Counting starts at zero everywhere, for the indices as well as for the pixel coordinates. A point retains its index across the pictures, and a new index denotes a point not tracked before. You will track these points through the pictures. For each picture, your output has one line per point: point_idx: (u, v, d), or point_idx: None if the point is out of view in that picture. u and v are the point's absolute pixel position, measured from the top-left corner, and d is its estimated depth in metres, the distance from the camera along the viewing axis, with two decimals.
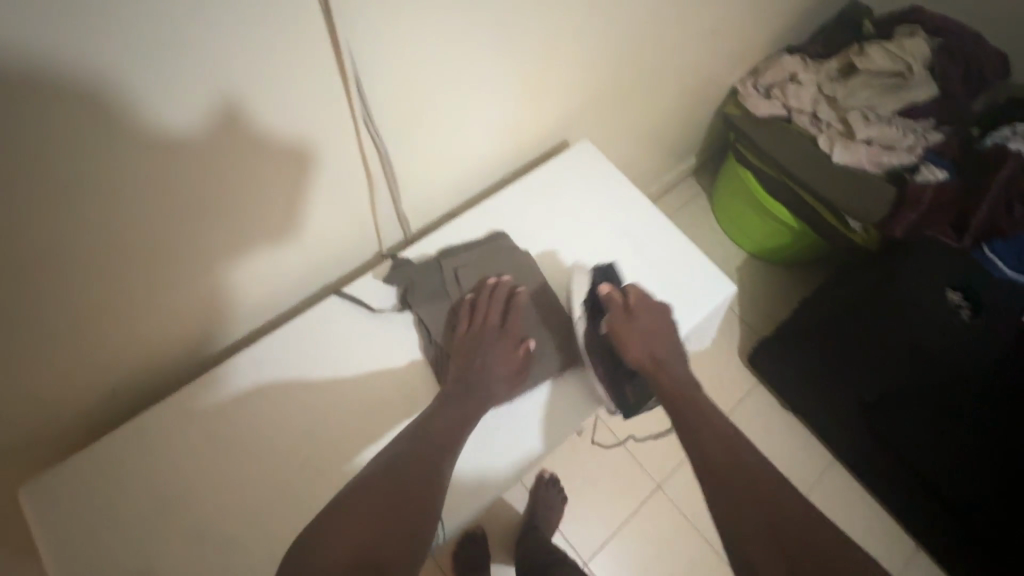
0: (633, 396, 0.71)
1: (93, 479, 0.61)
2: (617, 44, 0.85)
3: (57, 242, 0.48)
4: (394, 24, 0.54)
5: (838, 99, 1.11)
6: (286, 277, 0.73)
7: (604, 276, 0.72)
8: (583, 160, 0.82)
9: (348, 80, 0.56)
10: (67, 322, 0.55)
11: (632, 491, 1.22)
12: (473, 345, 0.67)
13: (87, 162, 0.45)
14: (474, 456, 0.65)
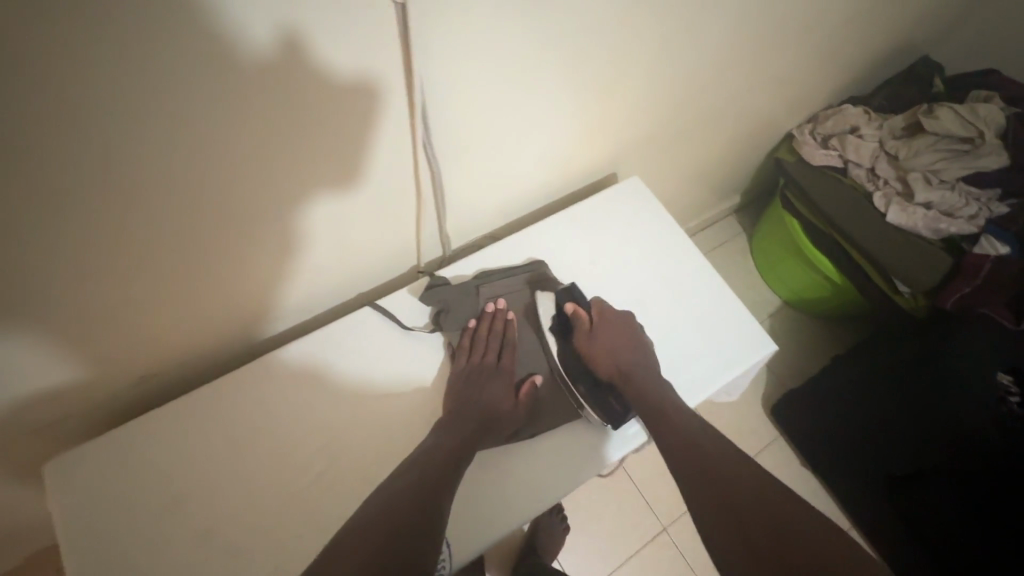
0: (619, 405, 0.66)
1: (116, 457, 0.62)
2: (679, 82, 0.84)
3: (108, 225, 0.48)
4: (466, 50, 0.54)
5: (899, 158, 1.07)
6: (323, 281, 0.74)
7: (569, 296, 0.71)
8: (632, 197, 0.81)
9: (414, 106, 0.55)
10: (106, 300, 0.55)
11: (636, 530, 1.19)
12: (472, 379, 0.67)
13: (145, 154, 0.45)
14: (485, 493, 0.63)
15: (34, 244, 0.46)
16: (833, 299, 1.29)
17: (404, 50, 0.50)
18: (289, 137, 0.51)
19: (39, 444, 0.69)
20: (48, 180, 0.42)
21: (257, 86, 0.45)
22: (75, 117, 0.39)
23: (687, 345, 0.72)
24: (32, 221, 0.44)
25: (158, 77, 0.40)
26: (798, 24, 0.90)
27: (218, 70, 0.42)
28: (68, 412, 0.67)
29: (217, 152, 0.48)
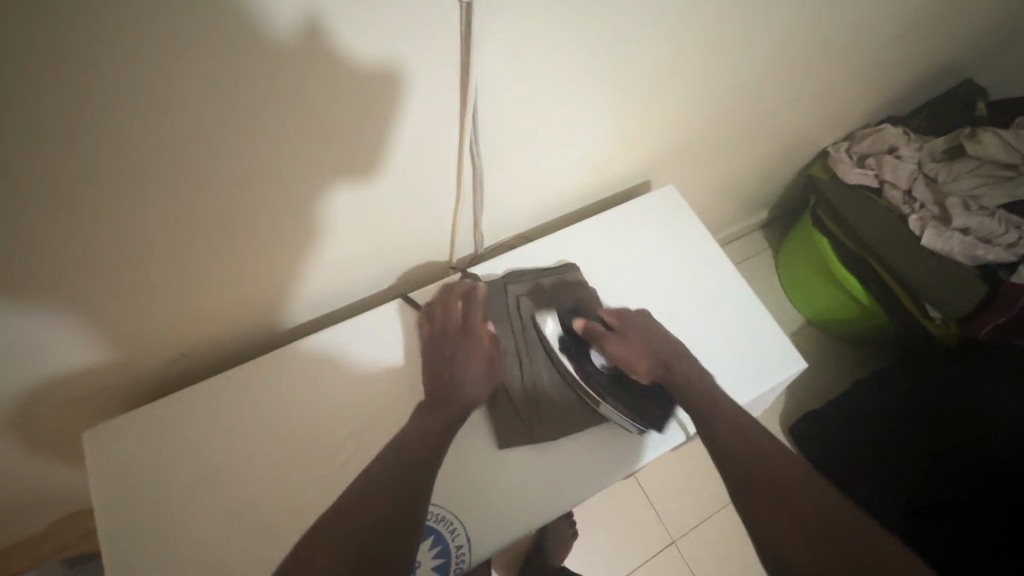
0: (657, 406, 0.68)
1: (150, 429, 0.64)
2: (719, 94, 0.84)
3: (172, 206, 0.50)
4: (520, 55, 0.55)
5: (939, 181, 1.05)
6: (357, 270, 0.75)
7: (574, 311, 0.71)
8: (665, 205, 0.81)
9: (466, 106, 0.57)
10: (157, 277, 0.57)
11: (645, 540, 1.18)
12: (449, 341, 0.69)
13: (213, 139, 0.46)
14: (508, 497, 0.64)
15: (102, 220, 0.48)
16: (859, 321, 1.27)
17: (464, 50, 0.51)
18: (346, 130, 0.53)
19: (78, 412, 0.71)
20: (122, 160, 0.44)
21: (324, 80, 0.47)
22: (156, 101, 0.41)
23: (716, 356, 0.72)
24: (104, 198, 0.46)
25: (235, 66, 0.42)
26: (844, 41, 0.89)
27: (290, 62, 0.44)
28: (110, 382, 0.69)
29: (277, 141, 0.50)
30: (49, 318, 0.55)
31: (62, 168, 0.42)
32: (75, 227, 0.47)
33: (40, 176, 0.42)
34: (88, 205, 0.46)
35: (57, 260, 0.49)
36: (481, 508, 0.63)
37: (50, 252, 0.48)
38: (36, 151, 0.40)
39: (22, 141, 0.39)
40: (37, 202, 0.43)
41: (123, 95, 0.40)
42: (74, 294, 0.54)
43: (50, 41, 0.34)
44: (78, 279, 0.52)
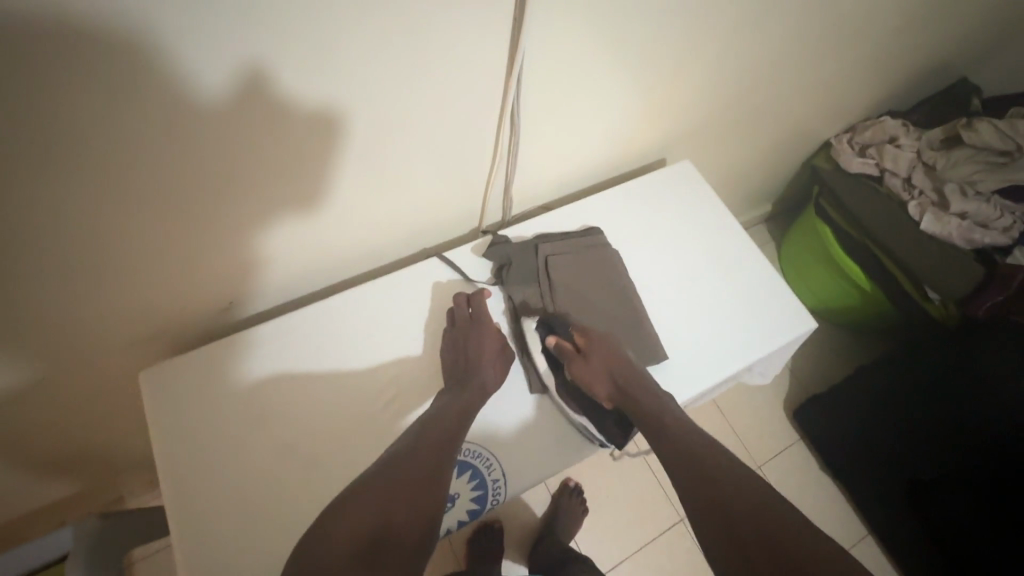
0: (620, 428, 0.71)
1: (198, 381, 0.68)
2: (733, 78, 0.89)
3: (246, 161, 0.54)
4: (562, 27, 0.59)
5: (936, 169, 1.10)
6: (391, 240, 0.79)
7: (547, 329, 0.72)
8: (682, 179, 0.85)
9: (512, 76, 0.61)
10: (219, 234, 0.60)
11: (654, 519, 1.21)
12: (461, 334, 0.72)
13: (292, 95, 0.50)
14: (530, 452, 0.70)
15: (181, 169, 0.51)
16: (860, 307, 1.31)
17: (517, 17, 0.55)
18: (405, 91, 0.56)
19: (122, 373, 0.73)
20: (210, 108, 0.47)
21: (395, 38, 0.50)
22: (251, 52, 0.45)
23: (730, 318, 0.76)
24: (188, 147, 0.49)
25: (325, 22, 0.45)
26: (856, 30, 0.94)
27: (370, 21, 0.47)
28: (156, 342, 0.71)
29: (345, 102, 0.54)
30: (121, 266, 0.57)
31: (157, 113, 0.45)
32: (159, 173, 0.50)
33: (140, 120, 0.45)
34: (173, 152, 0.49)
35: (136, 206, 0.52)
36: (516, 449, 0.69)
37: (133, 196, 0.51)
38: (141, 94, 0.43)
39: (133, 83, 0.42)
40: (131, 145, 0.46)
41: (226, 44, 0.43)
42: (139, 253, 0.57)
43: None
44: (152, 229, 0.55)
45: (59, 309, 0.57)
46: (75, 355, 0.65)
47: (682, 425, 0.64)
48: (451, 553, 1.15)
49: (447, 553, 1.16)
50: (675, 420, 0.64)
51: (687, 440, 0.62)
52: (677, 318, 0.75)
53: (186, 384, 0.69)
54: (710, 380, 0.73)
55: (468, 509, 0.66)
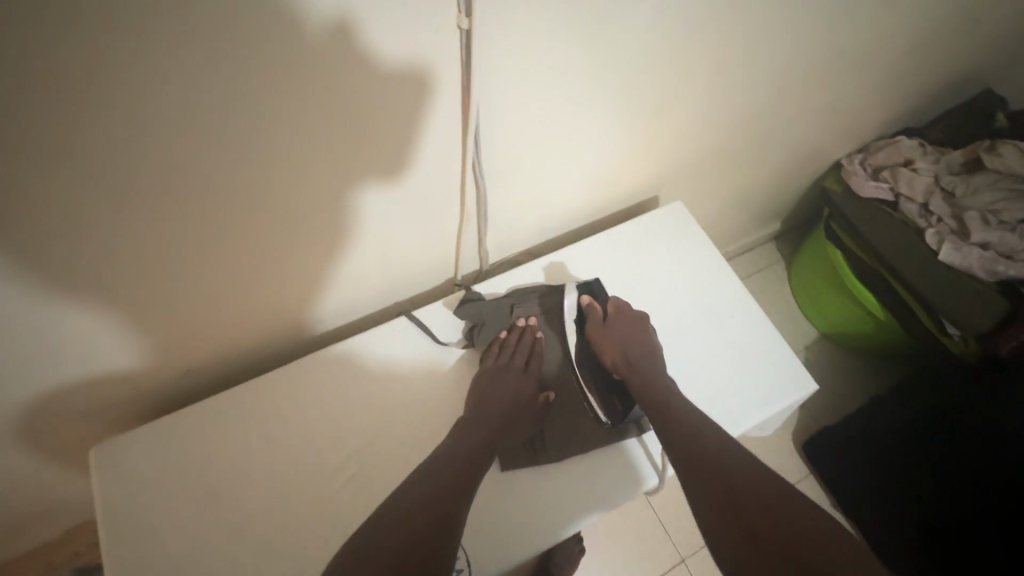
0: (624, 406, 0.69)
1: (154, 443, 0.65)
2: (729, 106, 0.83)
3: (175, 223, 0.51)
4: (524, 75, 0.55)
5: (956, 195, 1.03)
6: (364, 291, 0.77)
7: (587, 290, 0.74)
8: (672, 221, 0.81)
9: (467, 133, 0.57)
10: (155, 292, 0.57)
11: (653, 558, 1.16)
12: (501, 369, 0.69)
13: (218, 161, 0.47)
14: (513, 523, 0.64)
15: (101, 238, 0.48)
16: (873, 335, 1.24)
17: (465, 78, 0.51)
18: (347, 149, 0.53)
19: (85, 424, 0.72)
20: (124, 179, 0.44)
21: (323, 102, 0.47)
22: (158, 123, 0.41)
23: (722, 376, 0.71)
24: (103, 216, 0.46)
25: (238, 90, 0.42)
26: (857, 53, 0.88)
27: (291, 87, 0.44)
28: (117, 395, 0.70)
29: (282, 165, 0.51)
30: (52, 331, 0.55)
31: (61, 188, 0.42)
32: (74, 246, 0.47)
33: (45, 195, 0.42)
34: (89, 222, 0.46)
35: (60, 277, 0.49)
36: (484, 528, 0.63)
37: (51, 268, 0.48)
38: (39, 171, 0.40)
39: (26, 161, 0.39)
40: (39, 221, 0.43)
41: (127, 118, 0.40)
42: (81, 320, 0.56)
43: (53, 65, 0.35)
44: (85, 296, 0.53)
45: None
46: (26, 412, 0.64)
47: (712, 441, 0.59)
48: None
49: None
50: (697, 437, 0.60)
51: (715, 456, 0.57)
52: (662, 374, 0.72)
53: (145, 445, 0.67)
54: None
55: None
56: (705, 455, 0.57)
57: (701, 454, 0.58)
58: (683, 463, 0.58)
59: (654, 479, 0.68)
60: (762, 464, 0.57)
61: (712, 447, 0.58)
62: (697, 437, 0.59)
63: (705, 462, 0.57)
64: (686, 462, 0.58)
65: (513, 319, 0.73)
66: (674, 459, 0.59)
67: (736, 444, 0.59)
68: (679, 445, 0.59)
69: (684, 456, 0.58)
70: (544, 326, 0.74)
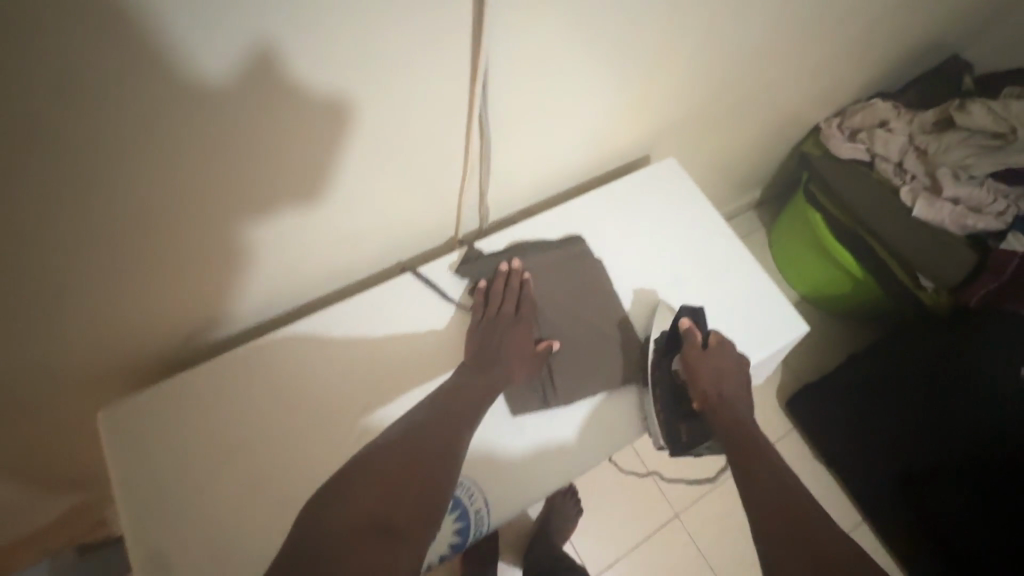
0: (687, 437, 0.72)
1: (159, 410, 0.65)
2: (718, 67, 0.85)
3: (159, 163, 0.48)
4: (533, 22, 0.56)
5: (928, 153, 1.07)
6: (364, 253, 0.77)
7: (690, 314, 0.72)
8: (665, 178, 0.83)
9: (477, 77, 0.58)
10: (137, 249, 0.55)
11: (649, 516, 1.20)
12: (500, 319, 0.71)
13: (216, 97, 0.45)
14: (521, 472, 0.66)
15: (85, 182, 0.46)
16: (852, 295, 1.28)
17: (476, 20, 0.52)
18: (348, 93, 0.52)
19: (81, 398, 0.70)
20: (110, 110, 0.42)
21: (336, 44, 0.47)
22: (165, 58, 0.41)
23: (721, 325, 0.74)
24: (82, 152, 0.44)
25: (248, 24, 0.42)
26: (841, 13, 0.90)
27: (234, 105, 0.47)
28: (108, 367, 0.68)
29: (288, 110, 0.50)
30: (42, 292, 0.53)
31: (37, 111, 0.39)
32: (55, 190, 0.45)
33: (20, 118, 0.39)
34: (93, 170, 0.45)
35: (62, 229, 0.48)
36: (494, 475, 0.65)
37: (26, 212, 0.45)
38: (12, 88, 0.37)
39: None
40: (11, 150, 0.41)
41: (130, 48, 0.39)
42: (81, 282, 0.54)
43: None
44: (85, 255, 0.52)
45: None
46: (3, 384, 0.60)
47: (751, 444, 0.68)
48: (448, 566, 1.13)
49: (444, 567, 1.14)
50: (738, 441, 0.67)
51: (755, 456, 0.66)
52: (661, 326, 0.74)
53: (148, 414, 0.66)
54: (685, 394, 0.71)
55: (450, 542, 0.63)
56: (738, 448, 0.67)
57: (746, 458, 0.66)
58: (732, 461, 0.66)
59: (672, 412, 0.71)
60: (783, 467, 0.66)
61: (755, 451, 0.67)
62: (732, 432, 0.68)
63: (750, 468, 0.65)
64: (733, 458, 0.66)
65: (510, 267, 0.74)
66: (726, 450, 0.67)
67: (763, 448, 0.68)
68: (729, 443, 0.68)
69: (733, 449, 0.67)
70: (533, 279, 0.74)
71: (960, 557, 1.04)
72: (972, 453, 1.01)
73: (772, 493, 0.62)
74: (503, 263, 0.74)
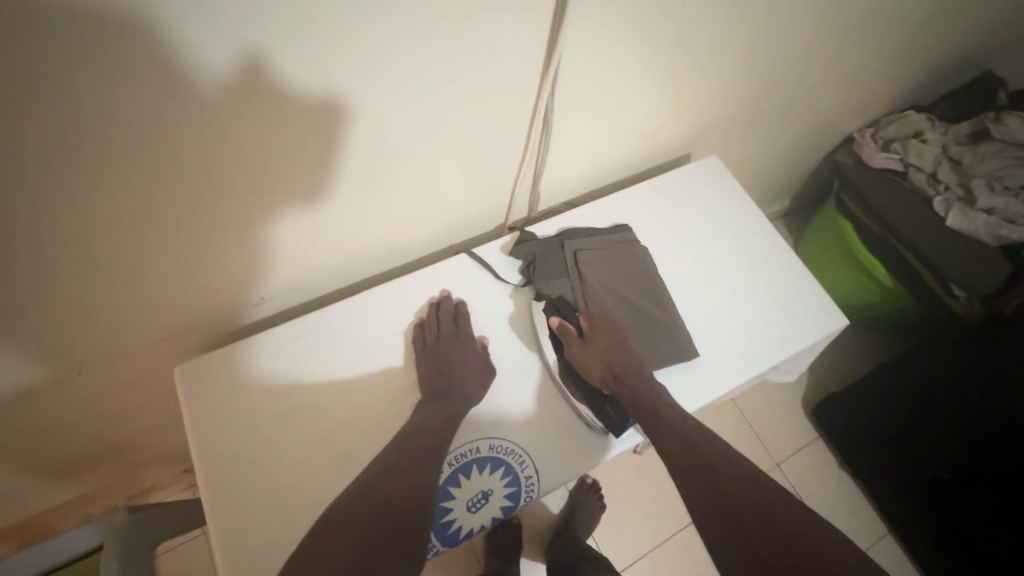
0: (617, 414, 0.70)
1: (241, 363, 0.71)
2: (759, 72, 0.88)
3: (244, 140, 0.51)
4: (602, 20, 0.60)
5: (963, 164, 1.08)
6: (418, 238, 0.81)
7: (554, 308, 0.74)
8: (706, 175, 0.86)
9: (549, 69, 0.62)
10: (225, 223, 0.59)
11: (672, 515, 1.21)
12: (436, 344, 0.72)
13: (324, 82, 0.49)
14: (562, 449, 0.70)
15: (193, 157, 0.50)
16: (881, 304, 1.29)
17: (557, 14, 0.56)
18: (430, 81, 0.55)
19: (149, 365, 0.74)
20: (210, 86, 0.45)
21: (429, 34, 0.51)
22: (278, 44, 0.44)
23: (760, 316, 0.78)
24: (192, 128, 0.47)
25: (359, 15, 0.46)
26: (881, 25, 0.93)
27: (253, 98, 0.47)
28: (176, 336, 0.72)
29: (379, 95, 0.54)
30: (137, 258, 0.57)
31: (154, 86, 0.42)
32: (170, 163, 0.49)
33: (132, 92, 0.42)
34: (202, 147, 0.49)
35: (167, 199, 0.52)
36: (545, 445, 0.70)
37: (141, 182, 0.49)
38: (137, 64, 0.40)
39: (123, 50, 0.39)
40: (126, 120, 0.44)
41: (257, 32, 0.43)
42: (172, 253, 0.59)
43: None
44: (180, 226, 0.56)
45: (69, 297, 0.56)
46: (83, 344, 0.63)
47: (684, 428, 0.65)
48: (471, 554, 1.15)
49: (467, 555, 1.15)
50: (680, 434, 0.64)
51: (688, 440, 0.63)
52: (704, 313, 0.77)
53: (213, 381, 0.69)
54: (729, 380, 0.74)
55: (502, 506, 0.67)
56: (666, 436, 0.64)
57: (679, 445, 0.63)
58: (660, 448, 0.64)
59: (718, 392, 0.74)
60: (717, 439, 0.64)
61: (691, 437, 0.64)
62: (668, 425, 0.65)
63: (690, 456, 0.62)
64: (660, 445, 0.64)
65: (564, 250, 0.77)
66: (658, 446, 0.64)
67: (699, 426, 0.66)
68: (656, 432, 0.65)
69: (671, 443, 0.63)
70: (584, 261, 0.76)
71: (979, 555, 1.05)
72: (994, 453, 1.01)
73: (709, 473, 0.60)
74: (432, 296, 0.77)
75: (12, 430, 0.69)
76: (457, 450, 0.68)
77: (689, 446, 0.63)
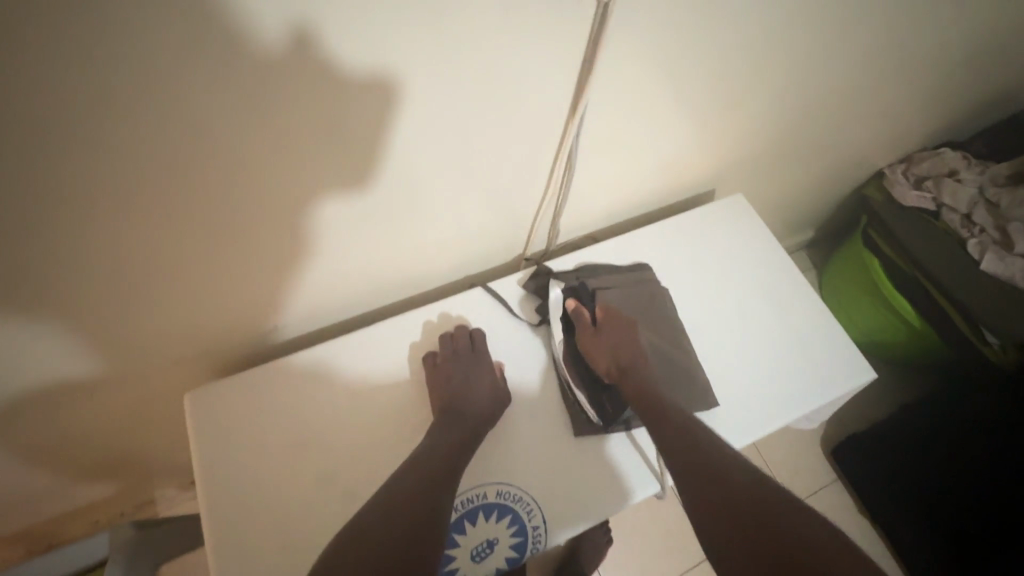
0: (613, 406, 0.71)
1: (249, 384, 0.71)
2: (788, 109, 0.86)
3: (255, 173, 0.50)
4: (631, 55, 0.58)
5: (1000, 206, 1.04)
6: (434, 266, 0.80)
7: (572, 291, 0.76)
8: (730, 214, 0.84)
9: (576, 110, 0.61)
10: (240, 250, 0.58)
11: (680, 553, 1.17)
12: (449, 369, 0.71)
13: (345, 115, 0.48)
14: (572, 496, 0.68)
15: (210, 190, 0.49)
16: (908, 345, 1.25)
17: (589, 50, 0.54)
18: (457, 109, 0.53)
19: (161, 381, 0.75)
20: (243, 72, 0.41)
21: (455, 71, 0.49)
22: (299, 75, 0.43)
23: (784, 363, 0.75)
24: (209, 157, 0.46)
25: (384, 51, 0.44)
26: (915, 63, 0.90)
27: (284, 128, 0.47)
28: (189, 355, 0.72)
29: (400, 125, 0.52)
30: (152, 283, 0.57)
31: (173, 120, 0.42)
32: (187, 194, 0.49)
33: (146, 126, 0.41)
34: (219, 178, 0.49)
35: (183, 228, 0.52)
36: (553, 491, 0.68)
37: (158, 213, 0.49)
38: (158, 101, 0.40)
39: (143, 84, 0.38)
40: (143, 152, 0.43)
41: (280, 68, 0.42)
42: (186, 277, 0.58)
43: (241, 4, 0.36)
44: (195, 253, 0.56)
45: (85, 317, 0.57)
46: (97, 360, 0.64)
47: (735, 467, 0.60)
48: None
49: None
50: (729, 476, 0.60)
51: (740, 480, 0.59)
52: (726, 359, 0.75)
53: (221, 402, 0.69)
54: (752, 430, 0.71)
55: (507, 556, 0.65)
56: (714, 472, 0.60)
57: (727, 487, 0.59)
58: (696, 487, 0.60)
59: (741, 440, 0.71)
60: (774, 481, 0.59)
61: (743, 480, 0.59)
62: (710, 460, 0.61)
63: (744, 504, 0.57)
64: (693, 473, 0.60)
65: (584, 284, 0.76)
66: (687, 476, 0.60)
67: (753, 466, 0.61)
68: (700, 472, 0.60)
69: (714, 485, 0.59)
70: (600, 296, 0.76)
71: None
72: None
73: (768, 525, 0.54)
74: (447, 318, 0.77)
75: (27, 439, 0.70)
76: (464, 494, 0.67)
77: (743, 492, 0.58)
